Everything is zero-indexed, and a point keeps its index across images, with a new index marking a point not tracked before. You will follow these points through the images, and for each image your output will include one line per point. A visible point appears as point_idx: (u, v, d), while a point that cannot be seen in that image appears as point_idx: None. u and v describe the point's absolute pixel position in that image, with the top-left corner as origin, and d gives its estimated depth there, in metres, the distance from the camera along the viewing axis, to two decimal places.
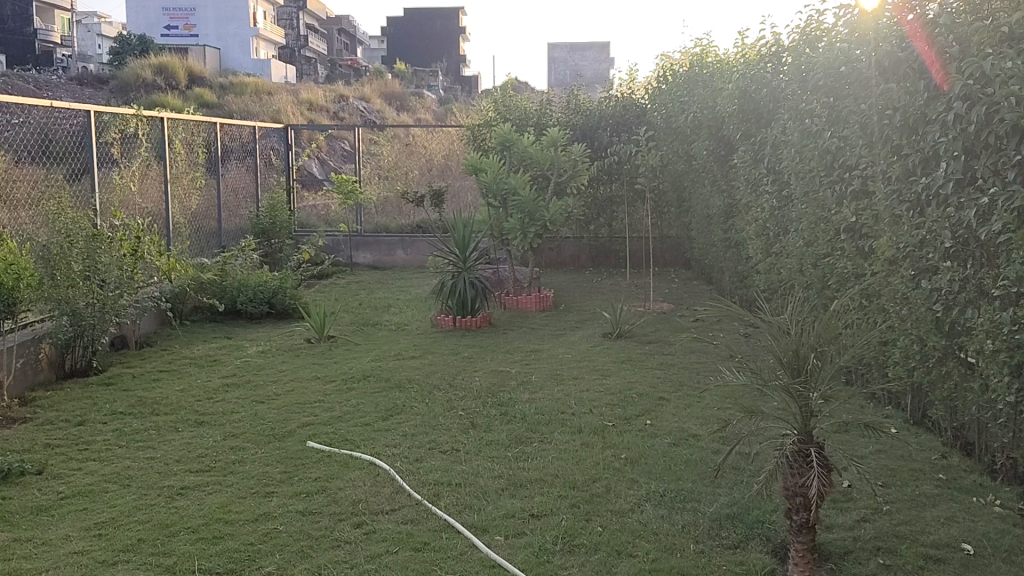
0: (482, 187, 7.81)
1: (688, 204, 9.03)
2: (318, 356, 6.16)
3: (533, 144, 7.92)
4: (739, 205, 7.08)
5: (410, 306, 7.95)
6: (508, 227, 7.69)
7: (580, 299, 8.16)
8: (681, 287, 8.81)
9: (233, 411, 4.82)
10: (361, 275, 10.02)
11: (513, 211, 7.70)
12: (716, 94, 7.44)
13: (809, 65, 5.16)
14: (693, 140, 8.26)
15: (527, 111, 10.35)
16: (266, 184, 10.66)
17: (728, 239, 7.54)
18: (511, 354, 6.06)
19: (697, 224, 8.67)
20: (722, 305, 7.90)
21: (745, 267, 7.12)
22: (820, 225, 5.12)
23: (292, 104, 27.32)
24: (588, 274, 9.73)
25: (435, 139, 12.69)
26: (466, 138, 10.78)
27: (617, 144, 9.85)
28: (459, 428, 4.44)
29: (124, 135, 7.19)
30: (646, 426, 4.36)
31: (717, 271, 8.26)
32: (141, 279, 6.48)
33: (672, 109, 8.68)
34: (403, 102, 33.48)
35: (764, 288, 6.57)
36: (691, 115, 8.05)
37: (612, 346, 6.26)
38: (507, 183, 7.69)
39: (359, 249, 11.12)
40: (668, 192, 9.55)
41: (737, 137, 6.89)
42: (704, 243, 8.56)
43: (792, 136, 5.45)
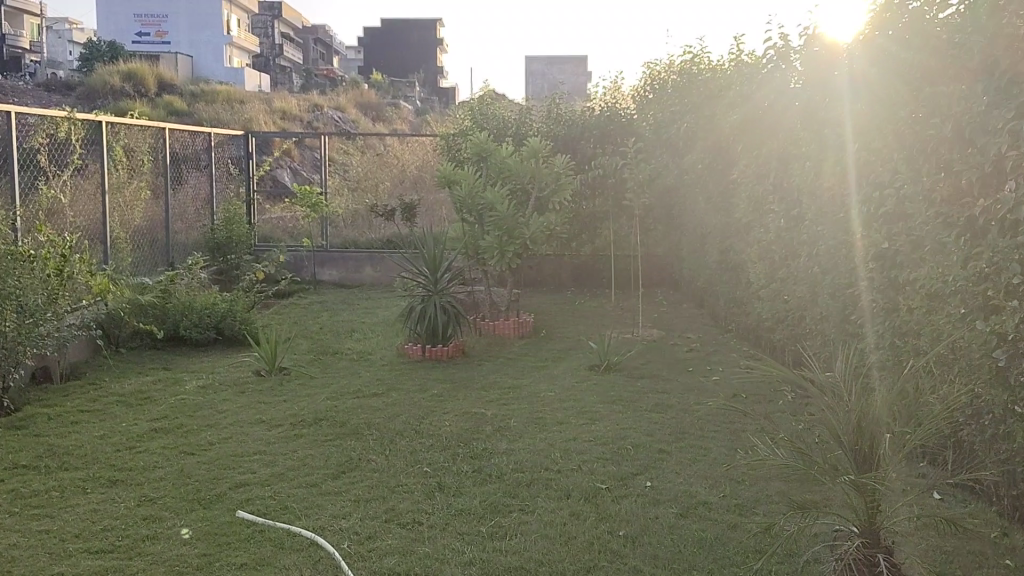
0: (456, 201, 7.11)
1: (677, 222, 8.38)
2: (267, 392, 5.43)
3: (513, 156, 7.25)
4: (738, 224, 6.43)
5: (376, 331, 7.23)
6: (484, 246, 6.99)
7: (562, 324, 7.48)
8: (672, 312, 8.16)
9: (157, 467, 4.08)
10: (325, 295, 9.29)
11: (490, 228, 7.01)
12: (713, 104, 6.80)
13: (829, 67, 4.52)
14: (686, 153, 7.63)
15: (506, 121, 9.69)
16: (224, 195, 9.90)
17: (725, 261, 6.90)
18: (486, 390, 5.37)
19: (689, 244, 8.02)
20: (718, 333, 7.25)
21: (746, 293, 6.47)
22: (842, 251, 4.46)
23: (265, 113, 26.56)
24: (571, 296, 9.05)
25: (408, 150, 12.00)
26: (441, 149, 10.10)
27: (601, 156, 9.21)
28: (423, 491, 3.73)
29: (55, 140, 6.44)
30: (646, 490, 3.66)
31: (711, 295, 7.62)
32: (67, 302, 5.70)
33: (663, 120, 8.04)
34: (379, 112, 32.77)
35: (769, 317, 5.91)
36: (684, 126, 7.40)
37: (599, 382, 5.58)
38: (483, 197, 7.00)
39: (324, 266, 10.38)
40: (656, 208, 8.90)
41: (737, 150, 6.24)
42: (696, 264, 7.91)
43: (807, 149, 4.79)
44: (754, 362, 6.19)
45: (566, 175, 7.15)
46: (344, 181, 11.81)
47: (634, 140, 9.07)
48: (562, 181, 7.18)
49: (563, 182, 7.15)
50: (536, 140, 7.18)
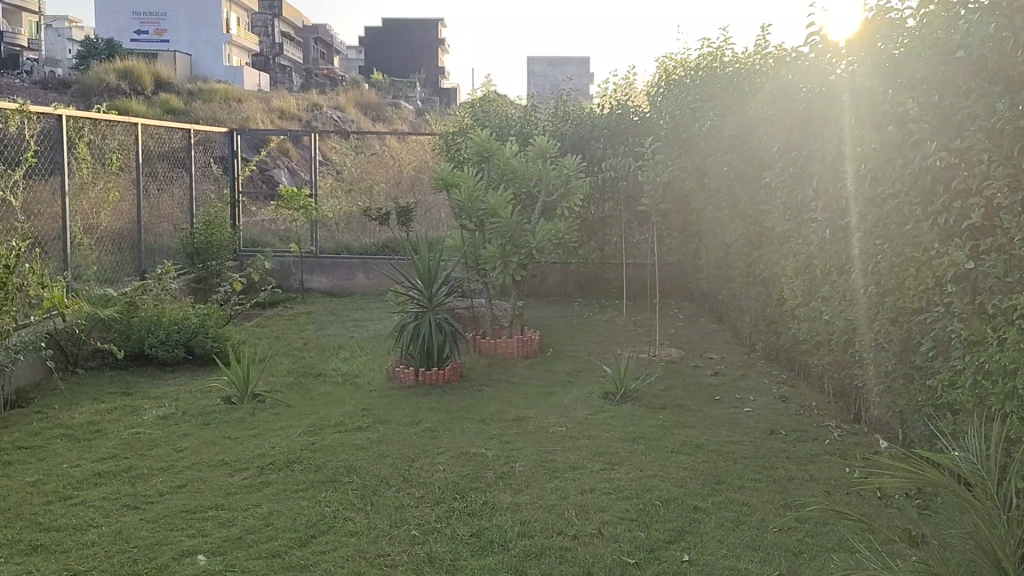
0: (454, 205, 6.41)
1: (696, 229, 7.69)
2: (235, 425, 4.74)
3: (518, 156, 6.55)
4: (770, 234, 5.74)
5: (365, 349, 6.55)
6: (485, 256, 6.30)
7: (570, 341, 6.80)
8: (689, 328, 7.49)
9: (88, 527, 3.38)
10: (312, 306, 8.60)
11: (492, 235, 6.32)
12: (743, 100, 6.11)
13: (896, 52, 3.81)
14: (708, 156, 6.93)
15: (509, 118, 8.99)
16: (206, 197, 9.21)
17: (753, 273, 6.22)
18: (487, 424, 4.68)
19: (709, 254, 7.33)
20: (741, 353, 6.58)
21: (778, 310, 5.79)
22: (908, 270, 3.77)
23: (262, 111, 25.90)
24: (579, 308, 8.37)
25: (404, 149, 11.28)
26: (439, 148, 9.41)
27: (612, 156, 8.51)
28: (408, 564, 3.03)
29: (4, 134, 5.68)
30: (683, 567, 2.97)
31: (734, 309, 6.94)
32: (10, 319, 4.93)
33: (682, 118, 7.35)
34: (379, 111, 32.09)
35: (808, 339, 5.23)
36: (708, 125, 6.71)
37: (615, 414, 4.89)
38: (485, 202, 6.30)
39: (313, 273, 9.69)
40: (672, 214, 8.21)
41: (772, 150, 5.54)
42: (717, 276, 7.22)
43: (864, 148, 4.09)
44: (786, 389, 5.52)
45: (580, 177, 6.41)
46: (336, 181, 11.12)
47: (648, 140, 8.38)
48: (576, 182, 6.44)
49: (576, 185, 6.41)
50: (544, 138, 6.47)
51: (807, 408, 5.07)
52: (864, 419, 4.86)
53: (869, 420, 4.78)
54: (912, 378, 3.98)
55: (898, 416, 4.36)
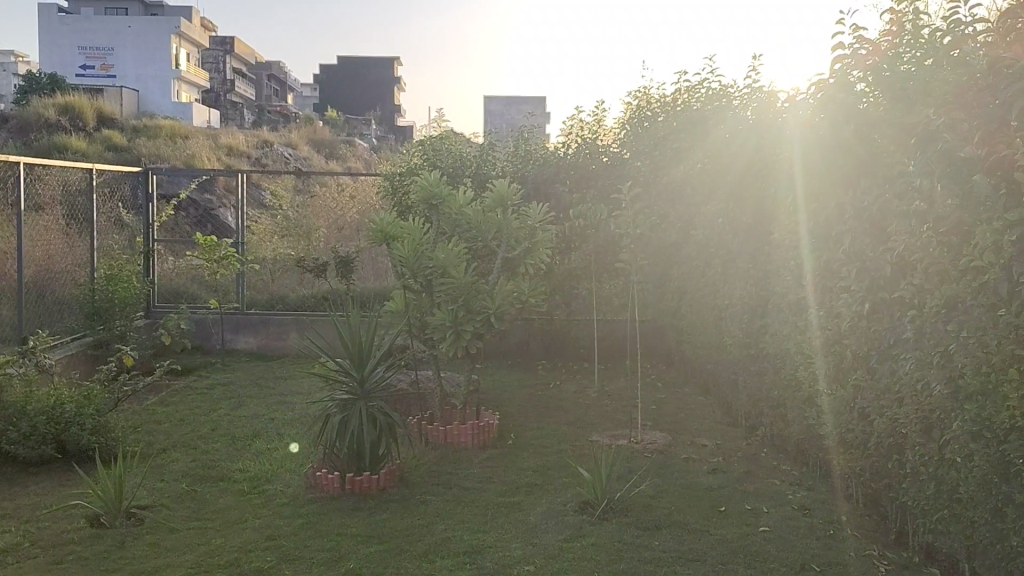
0: (396, 263, 5.30)
1: (678, 286, 6.67)
2: (93, 566, 3.55)
3: (473, 203, 5.46)
4: (781, 300, 4.72)
5: (285, 437, 5.37)
6: (433, 325, 5.20)
7: (535, 422, 5.69)
8: (672, 402, 6.42)
9: None
10: (233, 375, 7.40)
11: (441, 300, 5.21)
12: (745, 140, 5.11)
13: (986, 73, 2.79)
14: (694, 205, 5.92)
15: (464, 158, 7.94)
16: (113, 247, 7.99)
17: (753, 344, 5.17)
18: (430, 560, 3.55)
19: (695, 315, 6.29)
20: (738, 437, 5.52)
21: (791, 392, 4.74)
22: (1008, 370, 2.74)
23: (207, 148, 24.66)
24: (543, 374, 7.29)
25: (347, 190, 10.17)
26: (385, 191, 8.31)
27: (582, 201, 7.47)
28: None
29: None
30: None
31: (727, 382, 5.90)
32: None
33: (665, 161, 6.36)
34: (332, 148, 30.98)
35: (838, 433, 4.18)
36: (700, 169, 5.71)
37: (598, 540, 3.79)
38: (433, 259, 5.21)
39: (239, 332, 8.50)
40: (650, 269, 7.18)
41: (787, 201, 4.54)
42: (705, 341, 6.18)
43: (932, 201, 3.08)
44: (804, 494, 4.45)
45: (548, 228, 5.32)
46: (270, 226, 9.95)
47: (622, 184, 7.36)
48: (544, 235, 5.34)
49: (543, 238, 5.32)
50: (505, 183, 5.38)
51: (837, 526, 4.01)
52: (912, 544, 3.81)
53: (921, 547, 3.72)
54: (1003, 513, 2.94)
55: (970, 552, 3.31)
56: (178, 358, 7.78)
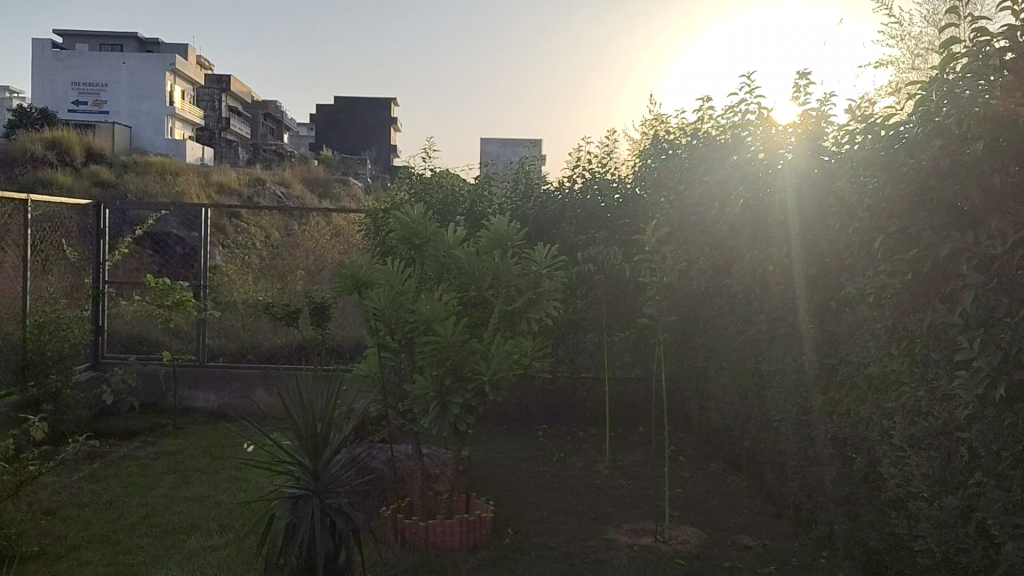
0: (367, 317, 4.27)
1: (708, 345, 5.64)
2: None
3: (466, 244, 4.45)
4: (852, 372, 3.69)
5: (228, 533, 4.34)
6: (412, 395, 4.15)
7: (539, 512, 4.67)
8: (700, 484, 5.40)
9: None
10: (183, 441, 6.35)
11: (422, 364, 4.17)
12: (795, 169, 4.10)
13: None
14: (730, 249, 4.92)
15: (456, 194, 6.95)
16: (51, 291, 6.95)
17: (810, 424, 4.16)
18: None
19: (729, 381, 5.27)
20: (787, 536, 4.49)
21: (866, 489, 3.73)
22: None
23: (194, 184, 23.72)
24: (546, 444, 6.26)
25: (329, 228, 9.19)
26: (368, 229, 7.32)
27: (591, 243, 6.48)
28: None
29: None
30: None
31: (771, 465, 4.88)
32: None
33: (691, 197, 5.36)
34: (326, 186, 30.05)
35: (944, 554, 3.16)
36: (735, 207, 4.71)
37: None
38: (412, 313, 4.16)
39: (198, 387, 7.50)
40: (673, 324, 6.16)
41: (858, 246, 3.53)
42: (742, 413, 5.17)
43: None
44: None
45: (557, 275, 4.31)
46: (242, 266, 8.95)
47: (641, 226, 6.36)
48: (552, 284, 4.33)
49: (551, 289, 4.30)
50: (505, 220, 4.39)
51: None
52: None
53: None
54: None
55: None
56: (121, 421, 6.71)
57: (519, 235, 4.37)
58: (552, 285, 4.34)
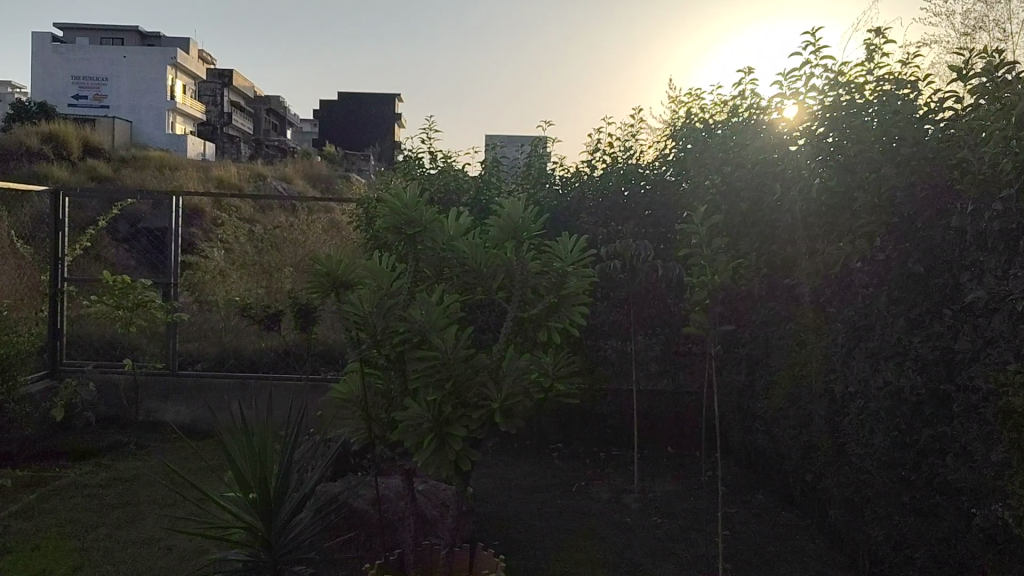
0: (346, 324, 3.38)
1: (757, 357, 4.76)
2: None
3: (472, 236, 3.56)
4: (979, 404, 2.81)
5: None
6: (401, 425, 3.26)
7: (559, 566, 3.81)
8: (748, 524, 4.55)
9: None
10: (142, 465, 5.50)
11: (414, 386, 3.28)
12: (896, 140, 3.19)
13: None
14: (794, 243, 4.03)
15: (461, 182, 6.07)
16: None
17: (905, 463, 3.30)
18: None
19: (784, 401, 4.41)
20: None
21: (992, 558, 2.85)
22: None
23: (191, 176, 22.87)
24: (564, 471, 5.40)
25: (320, 223, 8.33)
26: (360, 223, 6.45)
27: (615, 237, 5.61)
28: None
29: None
30: None
31: (842, 506, 4.02)
32: None
33: (742, 180, 4.47)
34: (327, 180, 29.15)
35: None
36: (803, 189, 3.81)
37: None
38: (402, 321, 3.28)
39: (168, 399, 6.65)
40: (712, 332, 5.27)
41: (995, 236, 2.63)
42: (802, 440, 4.31)
43: None
44: None
45: (588, 273, 3.39)
46: (224, 264, 8.12)
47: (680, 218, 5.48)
48: (581, 283, 3.40)
49: (581, 288, 3.36)
50: (521, 203, 3.48)
51: None
52: None
53: None
54: None
55: None
56: (78, 439, 5.88)
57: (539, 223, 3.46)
58: (583, 282, 3.40)
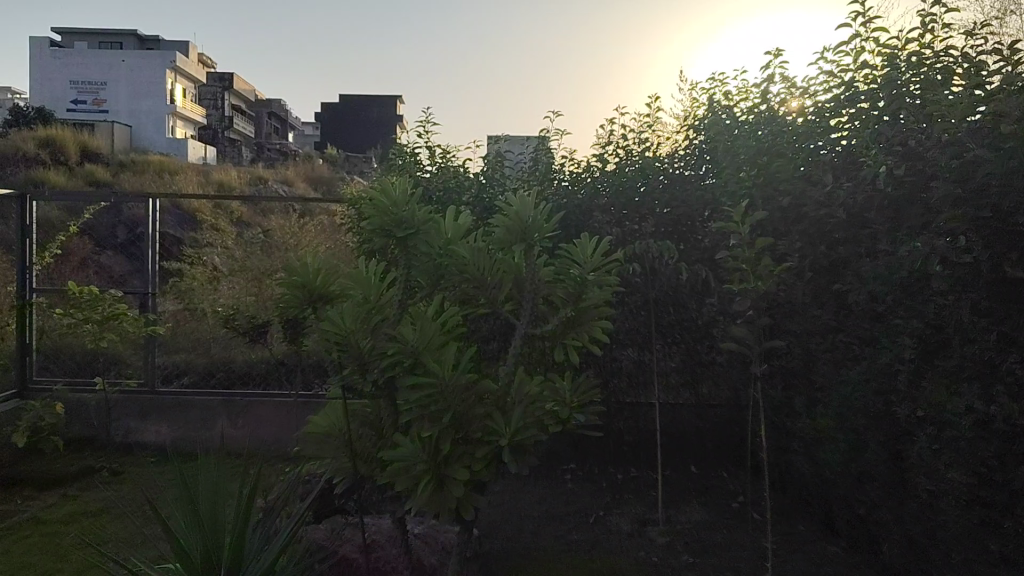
0: (324, 345, 2.84)
1: (796, 370, 4.23)
2: None
3: (473, 237, 3.01)
4: None
5: None
6: (390, 465, 2.73)
7: None
8: (790, 561, 4.03)
9: None
10: (115, 496, 4.98)
11: (406, 418, 2.76)
12: (986, 120, 2.66)
13: None
14: (845, 243, 3.50)
15: (461, 178, 5.54)
16: None
17: (993, 503, 2.78)
18: None
19: (831, 423, 3.87)
20: None
21: None
22: None
23: (185, 178, 22.34)
24: (579, 498, 4.87)
25: (313, 226, 7.81)
26: (352, 225, 5.92)
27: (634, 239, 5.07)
28: None
29: None
30: None
31: (904, 547, 3.49)
32: None
33: (780, 172, 3.94)
34: (326, 181, 28.63)
35: None
36: (860, 181, 3.28)
37: None
38: (391, 342, 2.74)
39: (147, 419, 6.12)
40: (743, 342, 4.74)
41: None
42: (854, 468, 3.77)
43: None
44: None
45: (613, 277, 2.80)
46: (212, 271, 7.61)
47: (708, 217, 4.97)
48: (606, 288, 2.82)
49: (604, 293, 2.77)
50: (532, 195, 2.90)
51: None
52: None
53: None
54: None
55: None
56: (45, 468, 5.39)
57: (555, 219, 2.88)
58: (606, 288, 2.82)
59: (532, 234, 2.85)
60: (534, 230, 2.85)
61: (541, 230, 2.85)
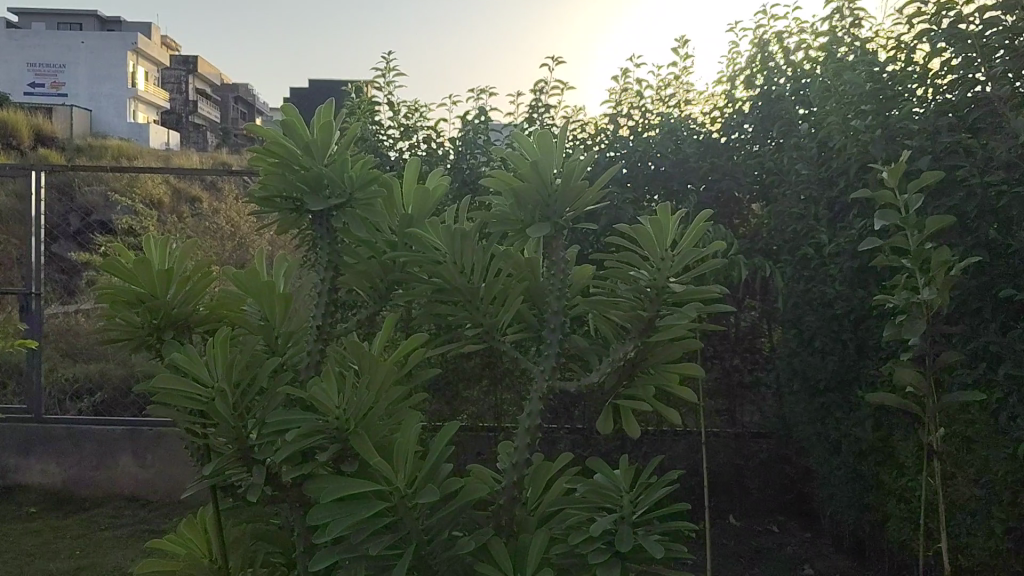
0: (179, 414, 1.53)
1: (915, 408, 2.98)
2: None
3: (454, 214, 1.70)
4: None
5: None
6: None
7: None
8: None
9: None
10: None
11: (327, 553, 1.45)
12: None
13: None
14: None
15: (435, 144, 4.20)
16: None
17: None
18: None
19: (977, 491, 2.62)
20: None
21: None
22: None
23: (133, 157, 20.70)
24: None
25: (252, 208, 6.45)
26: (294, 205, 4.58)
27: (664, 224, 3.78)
28: None
29: None
30: None
31: None
32: None
33: (910, 125, 2.67)
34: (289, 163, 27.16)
35: None
36: None
37: None
38: (299, 414, 1.44)
39: (31, 455, 4.77)
40: (821, 361, 3.47)
41: None
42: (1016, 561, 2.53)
43: None
44: None
45: (711, 291, 1.48)
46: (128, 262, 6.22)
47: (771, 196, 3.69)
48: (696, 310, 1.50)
49: (698, 322, 1.45)
50: (558, 138, 1.57)
51: None
52: None
53: None
54: None
55: None
56: None
57: (603, 179, 1.54)
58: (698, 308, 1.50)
59: (564, 209, 1.52)
60: (565, 205, 1.52)
61: (579, 202, 1.52)
